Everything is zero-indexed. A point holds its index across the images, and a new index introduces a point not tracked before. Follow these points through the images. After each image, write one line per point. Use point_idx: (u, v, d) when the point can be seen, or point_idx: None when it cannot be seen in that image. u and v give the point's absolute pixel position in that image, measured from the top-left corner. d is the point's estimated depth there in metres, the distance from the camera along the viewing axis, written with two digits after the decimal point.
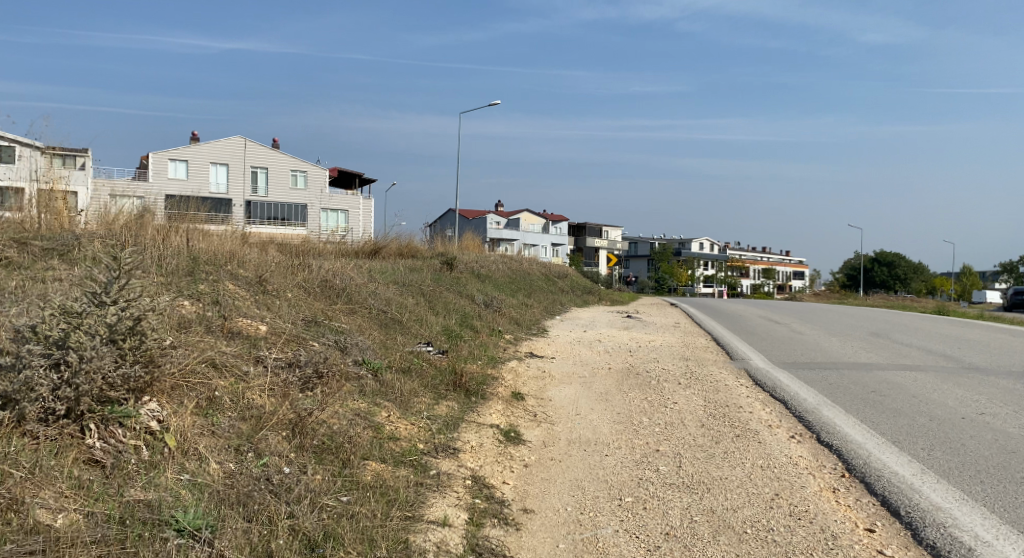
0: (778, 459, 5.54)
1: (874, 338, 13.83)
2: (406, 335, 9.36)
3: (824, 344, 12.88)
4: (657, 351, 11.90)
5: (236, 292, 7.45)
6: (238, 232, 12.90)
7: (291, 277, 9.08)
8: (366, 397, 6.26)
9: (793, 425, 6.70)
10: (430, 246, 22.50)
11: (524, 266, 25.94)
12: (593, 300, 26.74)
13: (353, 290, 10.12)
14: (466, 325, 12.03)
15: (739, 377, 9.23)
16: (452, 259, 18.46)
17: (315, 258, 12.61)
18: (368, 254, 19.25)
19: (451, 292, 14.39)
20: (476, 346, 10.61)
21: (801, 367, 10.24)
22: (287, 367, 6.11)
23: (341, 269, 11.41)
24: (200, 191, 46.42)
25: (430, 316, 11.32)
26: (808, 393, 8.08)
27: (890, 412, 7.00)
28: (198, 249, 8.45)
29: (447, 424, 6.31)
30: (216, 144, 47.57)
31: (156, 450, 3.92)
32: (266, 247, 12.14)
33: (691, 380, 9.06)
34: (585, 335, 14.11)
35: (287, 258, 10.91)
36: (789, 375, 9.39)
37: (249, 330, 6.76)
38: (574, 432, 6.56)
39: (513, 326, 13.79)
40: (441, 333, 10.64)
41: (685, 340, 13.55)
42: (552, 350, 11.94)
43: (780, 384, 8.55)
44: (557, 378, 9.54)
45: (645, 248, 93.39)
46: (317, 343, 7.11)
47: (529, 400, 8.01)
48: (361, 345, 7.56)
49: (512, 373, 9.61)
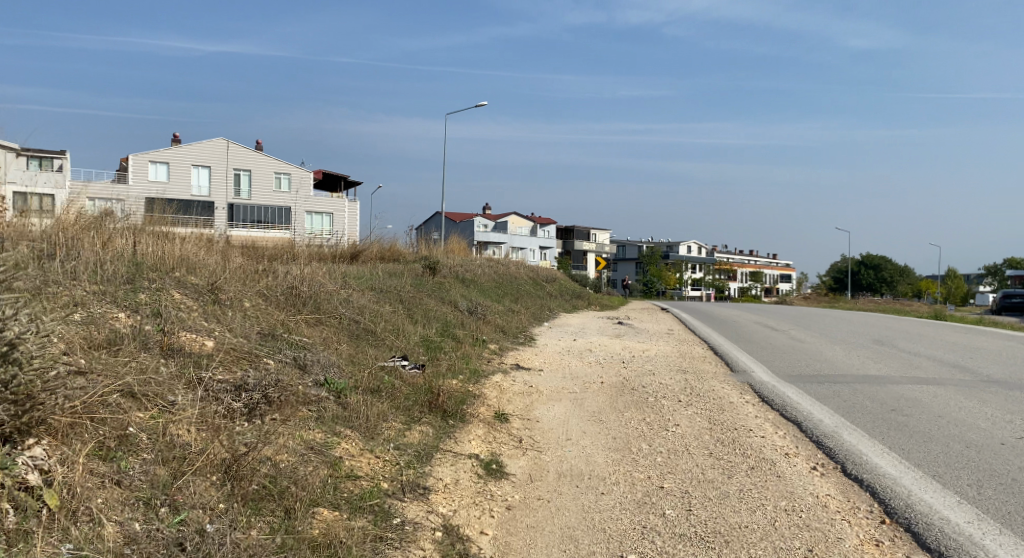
0: (803, 498, 4.74)
1: (878, 346, 13.09)
2: (378, 348, 8.52)
3: (829, 353, 12.11)
4: (653, 362, 11.10)
5: (182, 302, 6.59)
6: (204, 235, 12.02)
7: (252, 285, 8.22)
8: (324, 426, 5.44)
9: (812, 452, 5.92)
10: (413, 250, 21.64)
11: (511, 269, 25.11)
12: (582, 305, 25.97)
13: (322, 297, 9.27)
14: (447, 335, 11.19)
15: (744, 394, 8.43)
16: (435, 262, 17.62)
17: (284, 263, 11.73)
18: (349, 258, 18.37)
19: (433, 298, 13.56)
20: (457, 359, 9.78)
21: (808, 380, 9.46)
22: (232, 392, 5.27)
23: (311, 274, 10.55)
24: (180, 194, 45.39)
25: (407, 325, 10.48)
26: (823, 412, 7.30)
27: (919, 436, 6.23)
28: (146, 253, 7.58)
29: (418, 455, 5.50)
30: (197, 145, 46.53)
31: (29, 513, 3.10)
32: (233, 252, 11.26)
33: (692, 396, 8.26)
34: (575, 344, 13.31)
35: (251, 262, 10.03)
36: (798, 391, 8.61)
37: (192, 347, 5.91)
38: (564, 463, 5.76)
39: (499, 335, 12.96)
40: (419, 344, 9.80)
41: (681, 350, 12.77)
42: (540, 361, 11.12)
43: (790, 403, 7.77)
44: (544, 395, 8.73)
45: (633, 251, 92.85)
46: (272, 361, 6.27)
47: (514, 421, 7.19)
48: (325, 362, 6.73)
49: (496, 389, 8.78)
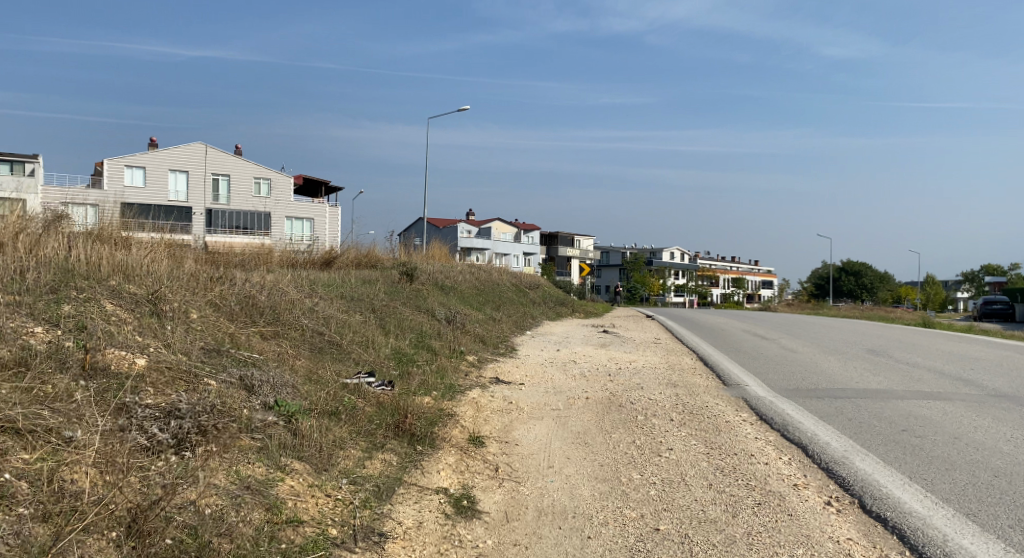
0: (820, 543, 4.09)
1: (873, 356, 12.46)
2: (342, 364, 7.78)
3: (824, 364, 11.48)
4: (640, 375, 10.44)
5: (115, 315, 5.85)
6: (163, 240, 11.25)
7: (201, 296, 7.46)
8: (268, 458, 4.73)
9: (823, 481, 5.26)
10: (393, 255, 20.90)
11: (493, 275, 24.42)
12: (566, 312, 25.32)
13: (282, 307, 8.53)
14: (422, 346, 10.46)
15: (741, 411, 7.76)
16: (413, 269, 16.89)
17: (248, 271, 10.98)
18: (323, 265, 17.61)
19: (408, 307, 12.83)
20: (431, 372, 9.07)
21: (807, 394, 8.82)
22: (159, 419, 4.55)
23: (273, 282, 9.80)
24: (156, 199, 44.39)
25: (378, 335, 9.76)
26: (828, 433, 6.63)
27: (940, 461, 5.57)
28: (80, 258, 6.81)
29: (376, 493, 4.81)
30: (173, 149, 45.53)
31: None
32: (192, 259, 10.50)
33: (685, 414, 7.58)
34: (558, 354, 12.63)
35: (208, 269, 9.27)
36: (796, 407, 7.96)
37: (120, 366, 5.17)
38: (545, 498, 5.07)
39: (478, 346, 12.25)
40: (389, 357, 9.08)
41: (669, 361, 12.13)
42: (521, 374, 10.43)
43: (791, 421, 7.11)
44: (524, 412, 8.04)
45: (617, 258, 92.51)
46: (213, 382, 5.55)
47: (490, 444, 6.49)
48: (277, 382, 6.01)
49: (472, 406, 8.07)
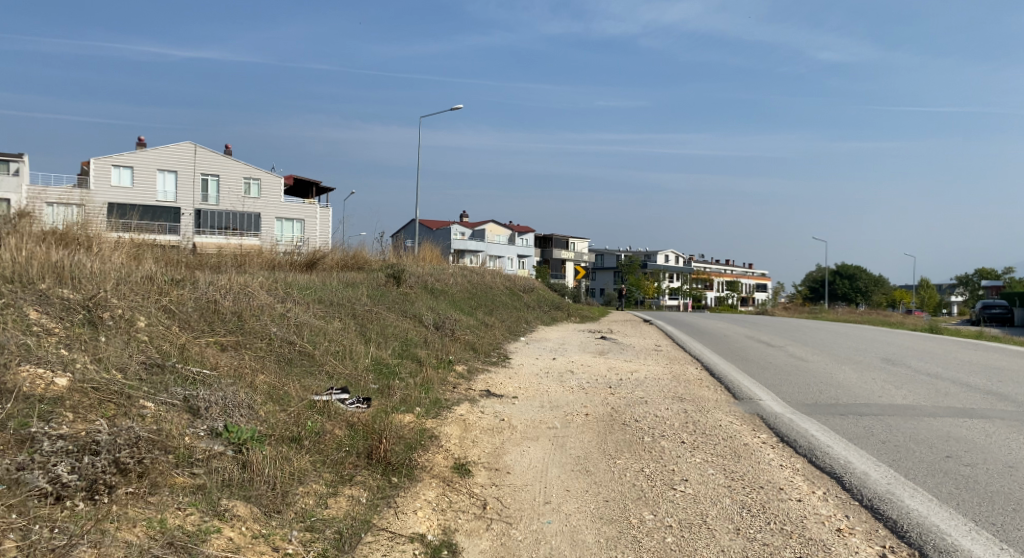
0: None
1: (890, 366, 11.64)
2: (313, 381, 6.94)
3: (839, 375, 10.64)
4: (643, 387, 9.62)
5: (37, 326, 5.00)
6: (127, 241, 10.39)
7: (152, 303, 6.61)
8: (205, 501, 3.90)
9: (870, 523, 4.46)
10: (382, 257, 20.05)
11: (486, 278, 23.59)
12: (562, 317, 24.50)
13: (248, 314, 7.69)
14: (406, 356, 9.63)
15: (758, 432, 6.93)
16: (401, 271, 16.05)
17: (219, 273, 10.13)
18: (308, 267, 16.75)
19: (393, 312, 11.99)
20: (415, 385, 8.23)
21: (829, 411, 7.99)
22: (71, 455, 3.73)
23: (243, 285, 8.95)
24: (142, 200, 43.43)
25: (357, 344, 8.92)
26: (863, 458, 5.82)
27: (1002, 497, 4.77)
28: (8, 260, 5.96)
29: (336, 544, 3.99)
30: (161, 149, 44.60)
31: None
32: (156, 261, 9.64)
33: (697, 436, 6.76)
34: (554, 363, 11.80)
35: (169, 271, 8.42)
36: (820, 426, 7.12)
37: (32, 386, 4.31)
38: (542, 545, 4.24)
39: (468, 354, 11.41)
40: (369, 369, 8.23)
41: (673, 371, 11.30)
42: (514, 386, 9.61)
43: (818, 444, 6.28)
44: (517, 432, 7.23)
45: (611, 260, 91.80)
46: (150, 406, 4.71)
47: (478, 473, 5.67)
48: (229, 402, 5.18)
49: (458, 425, 7.23)
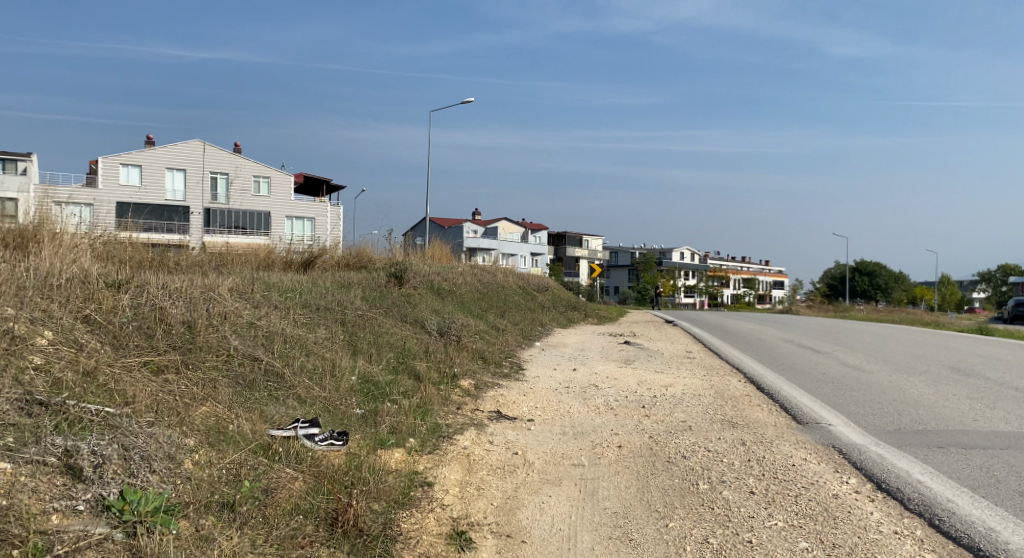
0: None
1: (962, 379, 10.10)
2: (275, 412, 5.46)
3: (911, 391, 9.10)
4: (683, 408, 8.10)
5: None
6: (85, 237, 8.92)
7: (65, 313, 5.12)
8: None
9: None
10: (388, 256, 18.52)
11: (499, 278, 22.15)
12: (578, 318, 23.07)
13: (202, 322, 6.20)
14: (402, 370, 8.15)
15: (846, 477, 5.44)
16: (405, 271, 14.59)
17: (186, 274, 8.65)
18: (305, 266, 15.30)
19: (392, 318, 10.53)
20: (409, 409, 6.75)
21: (920, 443, 6.48)
22: None
23: (206, 286, 7.47)
24: (149, 199, 42.23)
25: (342, 358, 7.44)
26: (1006, 525, 4.34)
27: None
28: None
29: None
30: (171, 147, 43.37)
31: None
32: (110, 263, 8.18)
33: (770, 484, 5.24)
34: (575, 375, 10.27)
35: (113, 272, 6.93)
36: (921, 465, 5.62)
37: None
38: None
39: (477, 366, 9.91)
40: (353, 390, 6.75)
41: (714, 385, 9.77)
42: (529, 406, 8.12)
43: (935, 498, 4.79)
44: (535, 473, 5.73)
45: (626, 258, 90.31)
46: (5, 469, 3.25)
47: (482, 546, 4.19)
48: (137, 452, 3.67)
49: (460, 464, 5.75)
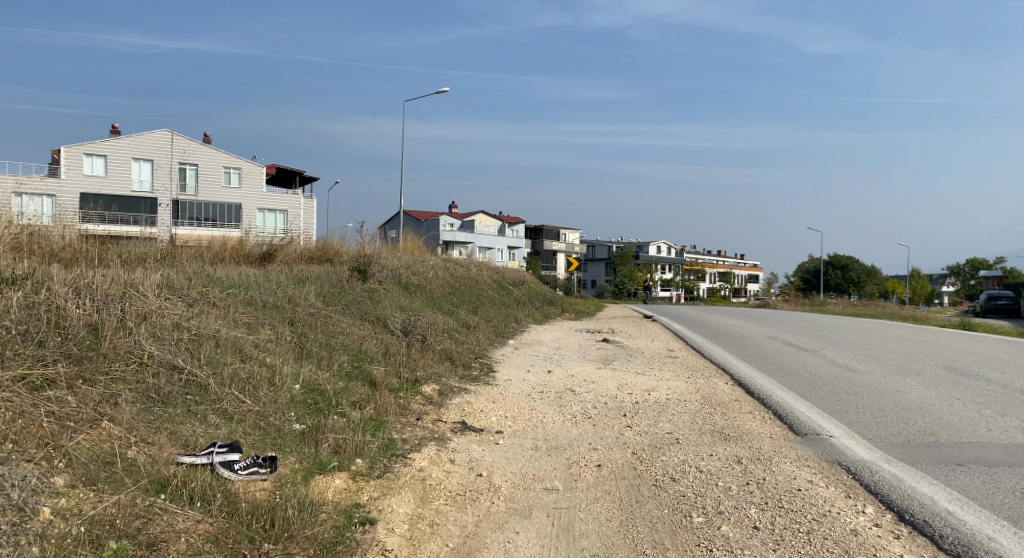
0: None
1: (964, 381, 9.42)
2: (190, 433, 4.58)
3: (912, 395, 8.39)
4: (669, 418, 7.30)
5: None
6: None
7: None
8: None
9: None
10: (357, 248, 17.51)
11: (473, 272, 21.19)
12: (555, 313, 22.24)
13: (111, 324, 5.29)
14: (354, 375, 7.25)
15: (864, 504, 4.67)
16: (369, 265, 13.61)
17: (112, 269, 7.68)
18: (263, 259, 14.26)
19: (350, 317, 9.60)
20: (358, 424, 5.87)
21: (938, 459, 5.75)
22: None
23: (129, 283, 6.53)
24: (112, 190, 40.61)
25: (285, 363, 6.54)
26: None
27: None
28: None
29: None
30: (136, 137, 41.70)
31: None
32: (23, 258, 7.21)
33: (776, 516, 4.46)
34: (550, 378, 9.43)
35: (14, 266, 6.00)
36: (947, 489, 4.88)
37: None
38: None
39: (443, 369, 9.02)
40: (292, 402, 5.85)
41: (700, 389, 8.97)
42: (498, 416, 7.26)
43: (973, 536, 4.06)
44: (500, 501, 4.90)
45: (604, 252, 89.93)
46: None
47: None
48: None
49: (413, 492, 4.89)
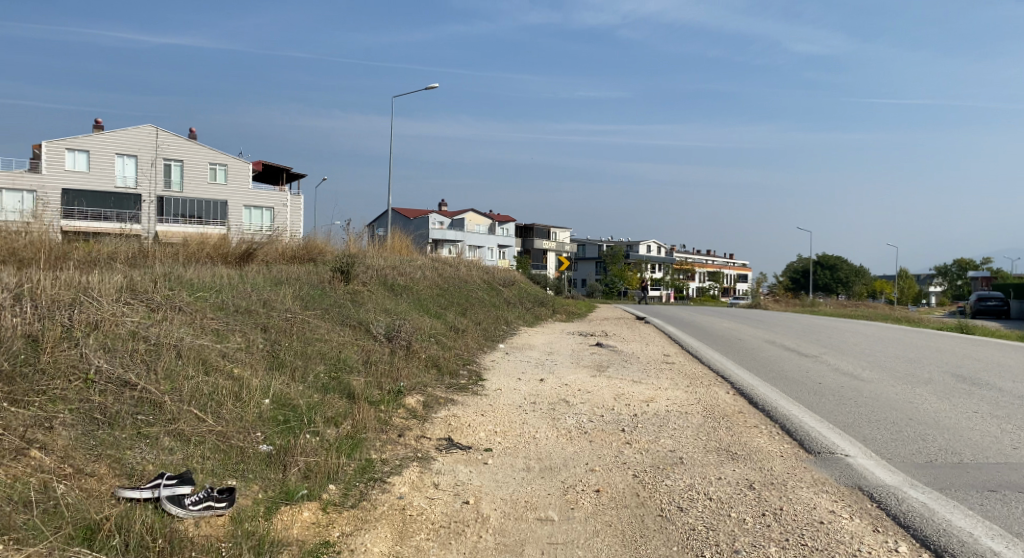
0: None
1: (976, 390, 8.96)
2: (136, 461, 4.02)
3: (927, 407, 7.91)
4: (670, 433, 6.78)
5: None
6: None
7: None
8: None
9: None
10: (342, 247, 16.89)
11: (463, 273, 20.60)
12: (547, 315, 21.68)
13: (53, 336, 4.72)
14: (331, 387, 6.70)
15: (897, 541, 4.18)
16: (353, 265, 13.02)
17: (70, 270, 7.08)
18: (242, 258, 13.64)
19: (331, 322, 9.03)
20: (333, 443, 5.33)
21: (968, 483, 5.25)
22: None
23: (82, 287, 5.95)
24: (95, 186, 39.79)
25: (255, 375, 5.97)
26: None
27: None
28: None
29: None
30: (120, 132, 40.86)
31: None
32: None
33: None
34: (543, 387, 8.90)
35: None
36: (986, 522, 4.40)
37: None
38: None
39: (428, 378, 8.46)
40: (259, 419, 5.29)
41: (701, 399, 8.46)
42: (487, 431, 6.72)
43: None
44: (488, 535, 4.37)
45: (594, 251, 89.46)
46: None
47: None
48: None
49: (389, 525, 4.35)
